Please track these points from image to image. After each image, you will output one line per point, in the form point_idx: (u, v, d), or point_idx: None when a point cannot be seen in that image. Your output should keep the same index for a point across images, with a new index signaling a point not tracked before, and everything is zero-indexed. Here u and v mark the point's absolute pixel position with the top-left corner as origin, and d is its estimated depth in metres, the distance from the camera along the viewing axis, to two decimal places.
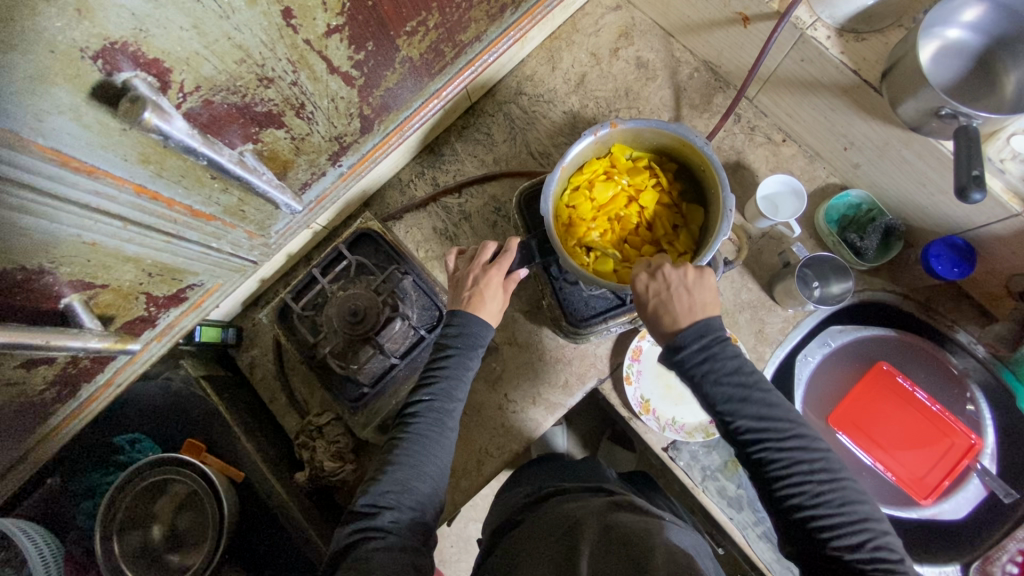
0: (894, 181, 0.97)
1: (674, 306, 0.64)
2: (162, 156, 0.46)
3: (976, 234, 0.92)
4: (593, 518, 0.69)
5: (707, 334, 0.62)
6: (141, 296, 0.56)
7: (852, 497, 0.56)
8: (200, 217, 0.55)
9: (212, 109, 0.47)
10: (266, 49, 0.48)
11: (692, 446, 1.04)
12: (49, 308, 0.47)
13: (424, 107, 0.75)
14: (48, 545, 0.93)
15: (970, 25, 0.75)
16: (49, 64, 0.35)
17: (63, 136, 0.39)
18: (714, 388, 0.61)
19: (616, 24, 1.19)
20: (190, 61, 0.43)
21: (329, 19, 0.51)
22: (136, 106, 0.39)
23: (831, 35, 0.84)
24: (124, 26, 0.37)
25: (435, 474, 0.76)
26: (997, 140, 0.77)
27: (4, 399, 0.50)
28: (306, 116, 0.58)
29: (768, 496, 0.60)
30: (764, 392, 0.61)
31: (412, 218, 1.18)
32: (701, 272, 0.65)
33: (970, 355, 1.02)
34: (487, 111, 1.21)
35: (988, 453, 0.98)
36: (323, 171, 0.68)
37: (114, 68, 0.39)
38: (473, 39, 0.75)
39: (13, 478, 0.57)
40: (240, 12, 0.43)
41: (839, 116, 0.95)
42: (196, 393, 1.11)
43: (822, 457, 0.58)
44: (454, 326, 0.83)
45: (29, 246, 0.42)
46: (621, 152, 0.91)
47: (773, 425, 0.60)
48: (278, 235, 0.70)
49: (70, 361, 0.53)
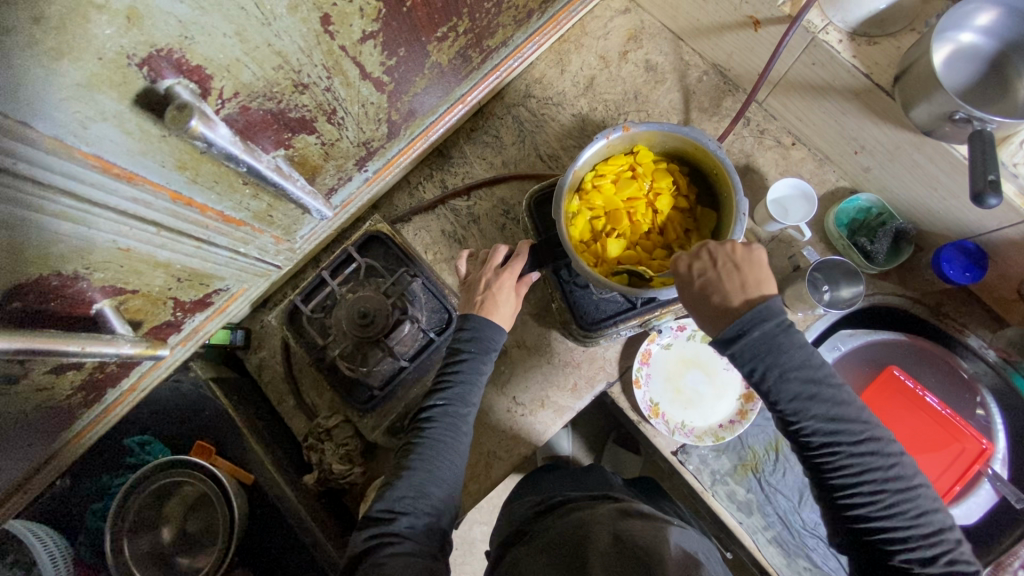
0: (905, 185, 0.96)
1: (725, 284, 0.61)
2: (197, 163, 0.46)
3: (987, 238, 0.91)
4: (603, 527, 0.68)
5: (772, 328, 0.58)
6: (167, 302, 0.56)
7: (927, 507, 0.54)
8: (230, 222, 0.55)
9: (249, 115, 0.47)
10: (304, 56, 0.48)
11: (701, 450, 1.04)
12: (80, 314, 0.47)
13: (449, 111, 0.75)
14: (58, 547, 0.93)
15: (983, 29, 0.75)
16: (97, 71, 0.35)
17: (105, 142, 0.39)
18: (784, 386, 0.57)
19: (625, 28, 1.19)
20: (231, 68, 0.43)
21: (364, 26, 0.50)
22: (183, 113, 0.39)
23: (842, 39, 0.84)
24: (170, 32, 0.37)
25: (450, 480, 0.76)
26: (1010, 144, 0.77)
27: (31, 405, 0.50)
28: (336, 122, 0.58)
29: (833, 500, 0.57)
30: (835, 391, 0.58)
31: (421, 220, 1.18)
32: (749, 249, 0.63)
33: (980, 359, 1.02)
34: (496, 114, 1.21)
35: (1001, 458, 0.98)
36: (351, 175, 0.68)
37: (158, 75, 0.39)
38: (500, 44, 0.75)
39: (35, 483, 0.57)
40: (281, 19, 0.43)
41: (850, 120, 0.95)
42: (205, 395, 1.11)
43: (897, 463, 0.55)
44: (465, 330, 0.83)
45: (66, 252, 0.42)
46: (644, 152, 0.90)
47: (845, 425, 0.56)
48: (303, 240, 0.70)
49: (98, 366, 0.52)
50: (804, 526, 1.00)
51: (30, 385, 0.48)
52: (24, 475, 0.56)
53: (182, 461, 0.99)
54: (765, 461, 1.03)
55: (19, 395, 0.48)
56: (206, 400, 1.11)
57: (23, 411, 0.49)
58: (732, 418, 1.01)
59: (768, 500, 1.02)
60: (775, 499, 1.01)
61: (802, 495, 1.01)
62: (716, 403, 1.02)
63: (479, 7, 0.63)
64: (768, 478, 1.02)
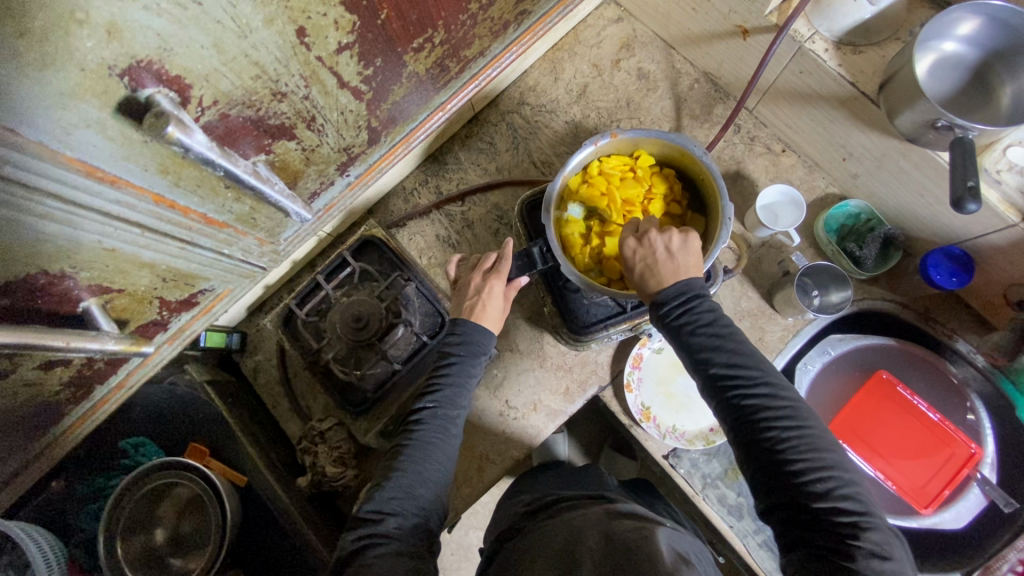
0: (893, 191, 0.98)
1: (660, 270, 0.66)
2: (180, 167, 0.48)
3: (975, 243, 0.92)
4: (594, 527, 0.69)
5: (687, 292, 0.64)
6: (154, 301, 0.57)
7: (820, 445, 0.56)
8: (213, 224, 0.56)
9: (229, 122, 0.49)
10: (280, 66, 0.49)
11: (692, 454, 1.04)
12: (67, 312, 0.48)
13: (431, 118, 0.77)
14: (52, 549, 0.93)
15: (966, 38, 0.77)
16: (80, 81, 0.37)
17: (89, 147, 0.41)
18: (690, 337, 0.62)
19: (617, 36, 1.21)
20: (210, 78, 0.44)
21: (339, 37, 0.52)
22: (160, 121, 0.41)
23: (829, 47, 0.86)
24: (149, 45, 0.39)
25: (437, 480, 0.77)
26: (994, 151, 0.79)
27: (19, 400, 0.51)
28: (316, 128, 0.59)
29: (739, 444, 0.59)
30: (738, 342, 0.62)
31: (415, 225, 1.20)
32: (686, 235, 0.67)
33: (970, 363, 1.03)
34: (490, 121, 1.23)
35: (989, 462, 0.98)
36: (332, 180, 0.70)
37: (140, 85, 0.40)
38: (476, 55, 0.77)
39: (26, 476, 0.58)
40: (257, 32, 0.45)
41: (838, 127, 0.96)
42: (200, 398, 1.12)
43: (793, 406, 0.58)
44: (456, 334, 0.84)
45: (52, 251, 0.44)
46: (644, 157, 0.91)
47: (745, 371, 0.60)
48: (286, 242, 0.71)
49: (85, 363, 0.54)
50: None
51: (18, 381, 0.49)
52: (15, 470, 0.57)
53: (179, 463, 1.01)
54: None
55: (8, 390, 0.49)
56: (201, 403, 1.13)
57: (10, 406, 0.50)
58: None
59: None
60: None
61: None
62: (706, 408, 1.04)
63: (456, 19, 0.65)
64: None
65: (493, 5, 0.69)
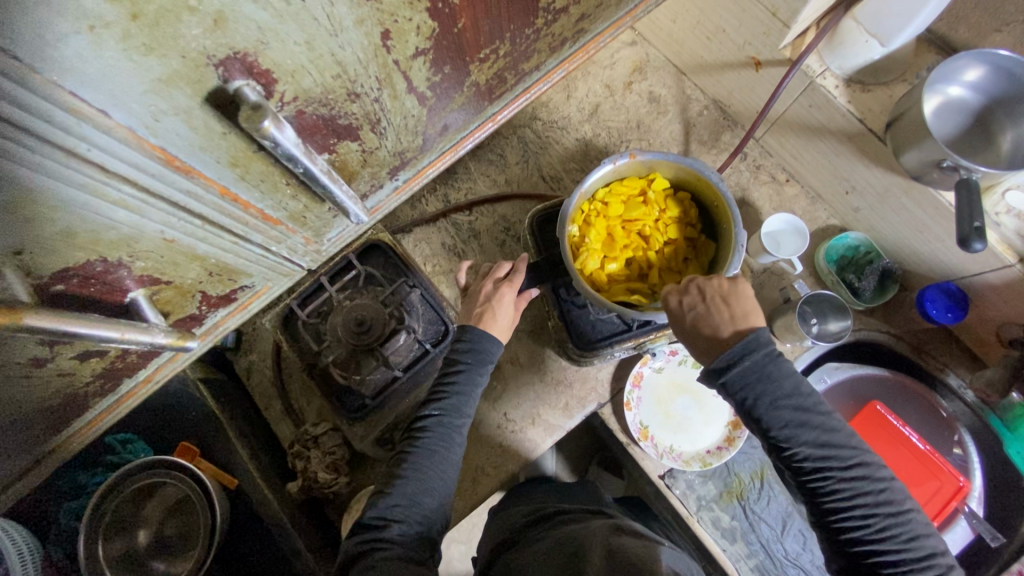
0: (894, 228, 1.00)
1: (715, 317, 0.64)
2: (250, 160, 0.44)
3: (970, 281, 0.95)
4: (598, 541, 0.69)
5: (767, 362, 0.61)
6: (196, 295, 0.52)
7: (915, 530, 0.57)
8: (268, 220, 0.51)
9: (302, 119, 0.45)
10: (361, 67, 0.46)
11: (688, 475, 1.04)
12: (114, 304, 0.44)
13: (480, 129, 0.70)
14: (26, 544, 0.90)
15: (971, 84, 0.80)
16: (178, 68, 0.34)
17: (172, 136, 0.37)
18: (774, 414, 0.60)
19: (631, 59, 1.23)
20: (295, 74, 0.41)
21: (419, 42, 0.48)
22: (257, 113, 0.38)
23: (839, 84, 0.89)
24: (249, 37, 0.36)
25: (441, 490, 0.76)
26: (994, 194, 0.82)
27: (50, 389, 0.46)
28: (378, 131, 0.55)
29: (825, 523, 0.60)
30: (823, 419, 0.61)
31: (421, 232, 1.19)
32: (734, 282, 0.66)
33: (959, 399, 1.05)
34: (501, 133, 1.24)
35: (975, 496, 1.00)
36: (382, 183, 0.64)
37: (230, 76, 0.37)
38: (532, 69, 0.69)
39: (31, 477, 0.54)
40: (346, 31, 0.41)
41: (843, 161, 0.99)
42: (192, 396, 1.10)
43: (886, 487, 0.58)
44: (463, 341, 0.83)
45: (114, 239, 0.40)
46: (659, 181, 0.92)
47: (836, 452, 0.59)
48: (330, 242, 0.64)
49: (120, 354, 0.49)
50: (785, 556, 1.01)
51: (52, 370, 0.44)
52: (17, 472, 0.51)
53: (166, 461, 0.97)
54: (750, 489, 1.04)
55: (41, 379, 0.44)
56: (193, 402, 1.11)
57: (40, 396, 0.46)
58: (720, 444, 1.03)
59: (751, 528, 1.02)
60: (759, 528, 1.02)
61: (784, 524, 1.02)
62: (704, 429, 1.04)
63: (520, 33, 0.59)
64: (753, 506, 1.03)
65: (557, 20, 0.63)
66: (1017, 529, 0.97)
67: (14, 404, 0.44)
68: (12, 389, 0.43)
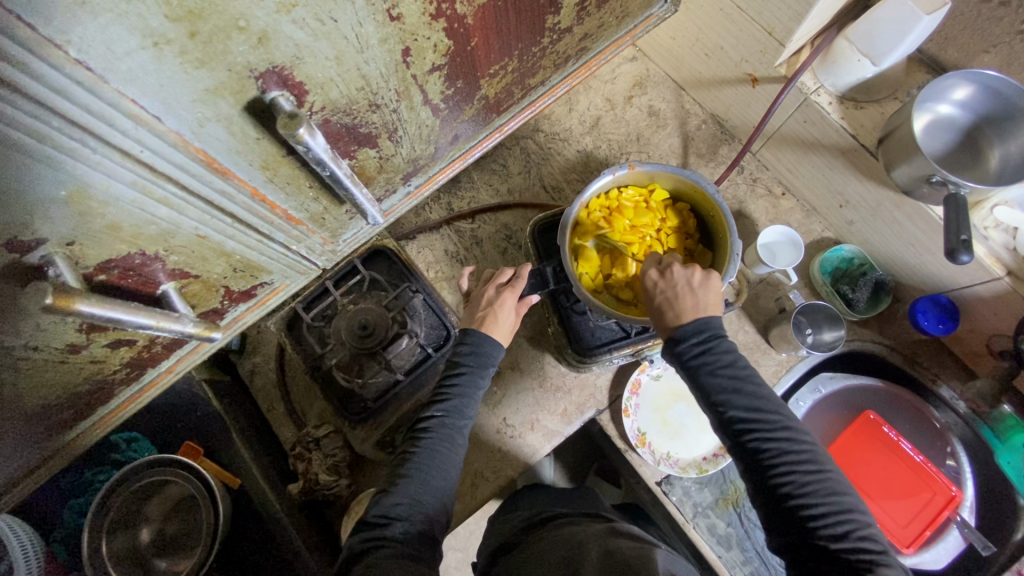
0: (885, 241, 1.03)
1: (680, 303, 0.66)
2: (279, 164, 0.46)
3: (960, 294, 0.97)
4: (595, 543, 0.71)
5: (703, 327, 0.64)
6: (220, 289, 0.53)
7: (839, 490, 0.57)
8: (290, 221, 0.54)
9: (328, 127, 0.48)
10: (383, 81, 0.49)
11: (685, 482, 1.06)
12: (148, 295, 0.46)
13: (487, 139, 0.73)
14: (30, 539, 0.91)
15: (959, 103, 0.83)
16: (223, 79, 0.37)
17: (213, 140, 0.40)
18: (709, 378, 0.62)
19: (631, 74, 1.27)
20: (324, 86, 0.44)
21: (435, 58, 0.51)
22: (293, 121, 0.40)
23: (832, 101, 0.93)
24: (287, 53, 0.39)
25: (443, 489, 0.78)
26: (982, 209, 0.85)
27: (81, 375, 0.48)
28: (395, 139, 0.57)
29: (758, 489, 0.59)
30: (755, 385, 0.62)
31: (425, 239, 1.22)
32: (706, 274, 0.67)
33: (952, 410, 1.06)
34: (505, 144, 1.27)
35: (968, 505, 1.02)
36: (395, 188, 0.66)
37: (267, 88, 0.40)
38: (538, 83, 0.73)
39: (42, 472, 0.55)
40: (372, 48, 0.44)
41: (837, 176, 1.02)
42: (197, 397, 1.11)
43: (811, 450, 0.59)
44: (466, 345, 0.85)
45: (153, 234, 0.42)
46: (658, 193, 0.96)
47: (763, 416, 0.61)
48: (344, 243, 0.66)
49: (148, 344, 0.51)
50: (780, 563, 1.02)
51: (85, 357, 0.47)
52: (39, 459, 0.53)
53: (175, 460, 0.98)
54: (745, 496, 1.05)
55: (71, 367, 0.46)
56: (198, 402, 1.13)
57: (72, 381, 0.48)
58: (716, 452, 1.05)
59: (746, 536, 1.04)
60: (754, 535, 1.04)
61: None
62: (700, 437, 1.06)
63: (529, 50, 0.62)
64: (748, 513, 1.05)
65: (562, 39, 0.66)
66: (1008, 538, 0.99)
67: (49, 388, 0.46)
68: (44, 374, 0.45)
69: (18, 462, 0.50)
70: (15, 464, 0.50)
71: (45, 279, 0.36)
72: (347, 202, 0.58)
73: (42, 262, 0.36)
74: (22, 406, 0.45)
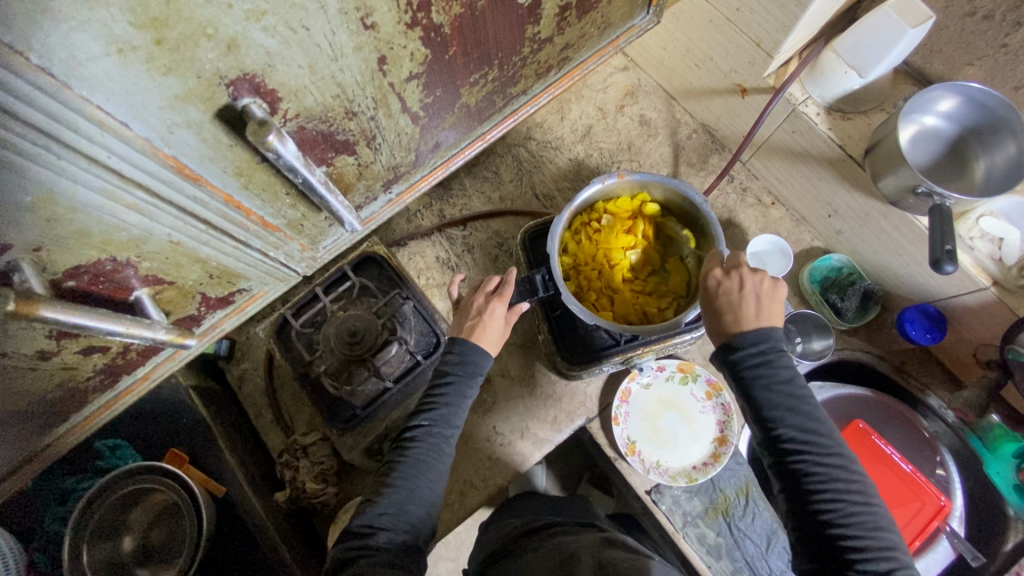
0: (873, 250, 1.04)
1: (742, 309, 0.64)
2: (253, 171, 0.46)
3: (947, 303, 0.98)
4: (588, 553, 0.70)
5: (767, 343, 0.63)
6: (196, 296, 0.53)
7: (882, 525, 0.57)
8: (267, 227, 0.54)
9: (303, 134, 0.48)
10: (359, 88, 0.49)
11: (675, 491, 1.05)
12: (120, 301, 0.46)
13: (470, 147, 0.73)
14: (8, 547, 0.90)
15: (944, 114, 0.84)
16: (193, 87, 0.37)
17: (184, 146, 0.40)
18: (765, 393, 0.61)
19: (623, 84, 1.28)
20: (298, 93, 0.44)
21: (413, 67, 0.51)
22: (263, 128, 0.40)
23: (820, 112, 0.93)
24: (258, 60, 0.39)
25: (428, 499, 0.77)
26: (968, 219, 0.86)
27: (53, 382, 0.48)
28: (374, 146, 0.57)
29: (796, 510, 0.60)
30: (811, 406, 0.62)
31: (416, 246, 1.22)
32: (772, 282, 0.65)
33: (941, 419, 1.06)
34: (497, 152, 1.28)
35: (956, 515, 1.02)
36: (375, 196, 0.66)
37: (238, 95, 0.40)
38: (520, 92, 0.73)
39: (20, 475, 0.54)
40: (346, 56, 0.44)
41: (825, 186, 1.03)
42: (183, 403, 1.10)
43: (858, 480, 0.59)
44: (453, 354, 0.85)
45: (124, 240, 0.42)
46: (645, 202, 0.95)
47: (817, 439, 0.60)
48: (326, 249, 0.66)
49: (123, 350, 0.50)
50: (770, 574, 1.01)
51: (57, 363, 0.46)
52: (12, 467, 0.52)
53: (157, 468, 0.97)
54: (735, 506, 1.05)
55: (44, 373, 0.46)
56: (184, 408, 1.12)
57: (44, 388, 0.47)
58: (706, 461, 1.04)
59: (736, 545, 1.03)
60: (744, 545, 1.03)
61: (769, 542, 1.03)
62: (691, 446, 1.05)
63: (510, 59, 0.63)
64: (738, 522, 1.04)
65: (543, 48, 0.66)
66: (997, 549, 0.98)
67: (20, 395, 0.46)
68: (14, 380, 0.44)
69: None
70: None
71: (10, 285, 0.36)
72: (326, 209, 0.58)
73: (7, 267, 0.36)
74: None
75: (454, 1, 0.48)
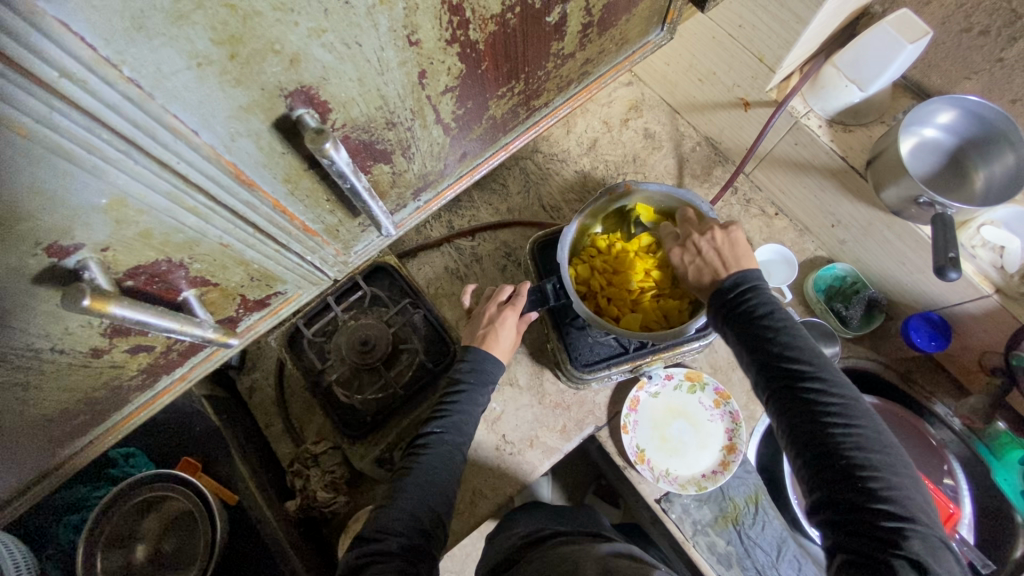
0: (877, 259, 1.05)
1: (714, 265, 0.68)
2: (300, 178, 0.48)
3: (952, 311, 0.99)
4: (592, 560, 0.71)
5: (741, 283, 0.64)
6: (236, 298, 0.55)
7: (872, 449, 0.52)
8: (307, 232, 0.56)
9: (347, 143, 0.50)
10: (400, 100, 0.51)
11: (684, 499, 1.05)
12: (169, 301, 0.47)
13: (493, 156, 0.75)
14: (22, 555, 0.90)
15: (943, 126, 0.86)
16: (256, 98, 0.39)
17: (242, 153, 0.42)
18: (742, 326, 0.62)
19: (627, 98, 1.31)
20: (346, 105, 0.46)
21: (449, 80, 0.54)
22: (320, 136, 0.42)
23: (822, 124, 0.96)
24: (315, 74, 0.41)
25: (442, 504, 0.78)
26: (970, 228, 0.88)
27: (99, 380, 0.49)
28: (408, 155, 0.60)
29: (786, 438, 0.58)
30: (796, 335, 0.60)
31: (426, 256, 1.24)
32: (729, 232, 0.69)
33: (947, 426, 1.07)
34: (504, 164, 1.30)
35: (966, 522, 1.00)
36: (405, 203, 0.68)
37: (294, 105, 0.42)
38: (542, 104, 0.75)
39: (51, 480, 0.55)
40: (391, 70, 0.47)
41: (828, 196, 1.05)
42: (196, 412, 1.11)
43: (849, 406, 0.55)
44: (467, 362, 0.87)
45: (180, 241, 0.43)
46: (645, 211, 0.98)
47: (798, 366, 0.58)
48: (356, 255, 0.67)
49: (166, 349, 0.52)
50: None
51: (106, 361, 0.48)
52: (44, 466, 0.53)
53: (171, 476, 0.99)
54: (745, 514, 1.05)
55: (94, 370, 0.48)
56: (196, 417, 1.12)
57: (90, 386, 0.49)
58: (714, 469, 1.05)
59: (747, 554, 1.02)
60: (754, 553, 1.02)
61: (779, 550, 1.03)
62: (698, 454, 1.06)
63: (534, 73, 0.65)
64: (748, 531, 1.04)
65: (566, 63, 0.69)
66: (1006, 557, 0.99)
67: (66, 391, 0.47)
68: (65, 377, 0.46)
69: (25, 467, 0.51)
70: (15, 476, 0.50)
71: (81, 282, 0.39)
72: (361, 215, 0.60)
73: (77, 266, 0.38)
74: (41, 408, 0.47)
75: (490, 19, 0.50)
